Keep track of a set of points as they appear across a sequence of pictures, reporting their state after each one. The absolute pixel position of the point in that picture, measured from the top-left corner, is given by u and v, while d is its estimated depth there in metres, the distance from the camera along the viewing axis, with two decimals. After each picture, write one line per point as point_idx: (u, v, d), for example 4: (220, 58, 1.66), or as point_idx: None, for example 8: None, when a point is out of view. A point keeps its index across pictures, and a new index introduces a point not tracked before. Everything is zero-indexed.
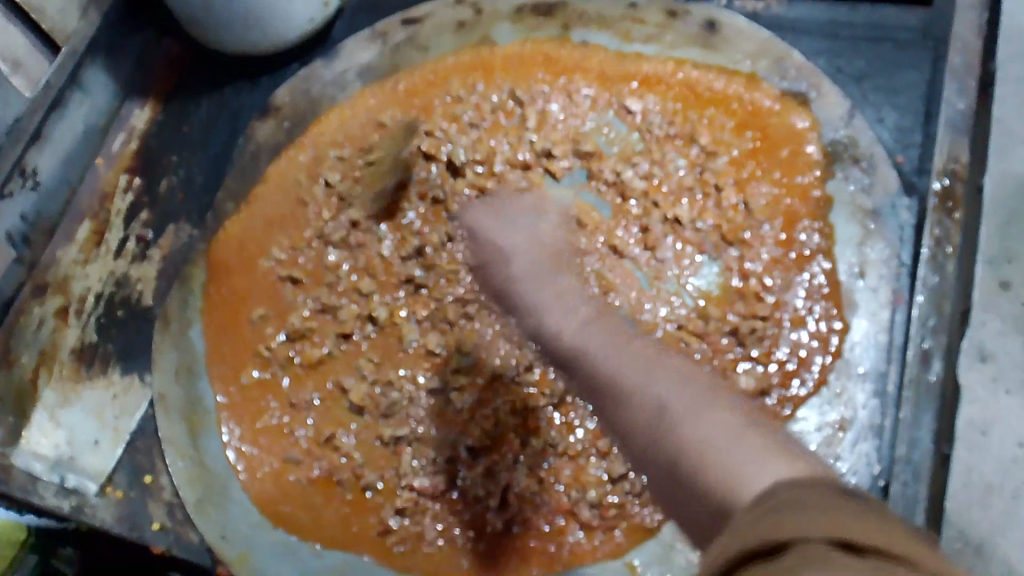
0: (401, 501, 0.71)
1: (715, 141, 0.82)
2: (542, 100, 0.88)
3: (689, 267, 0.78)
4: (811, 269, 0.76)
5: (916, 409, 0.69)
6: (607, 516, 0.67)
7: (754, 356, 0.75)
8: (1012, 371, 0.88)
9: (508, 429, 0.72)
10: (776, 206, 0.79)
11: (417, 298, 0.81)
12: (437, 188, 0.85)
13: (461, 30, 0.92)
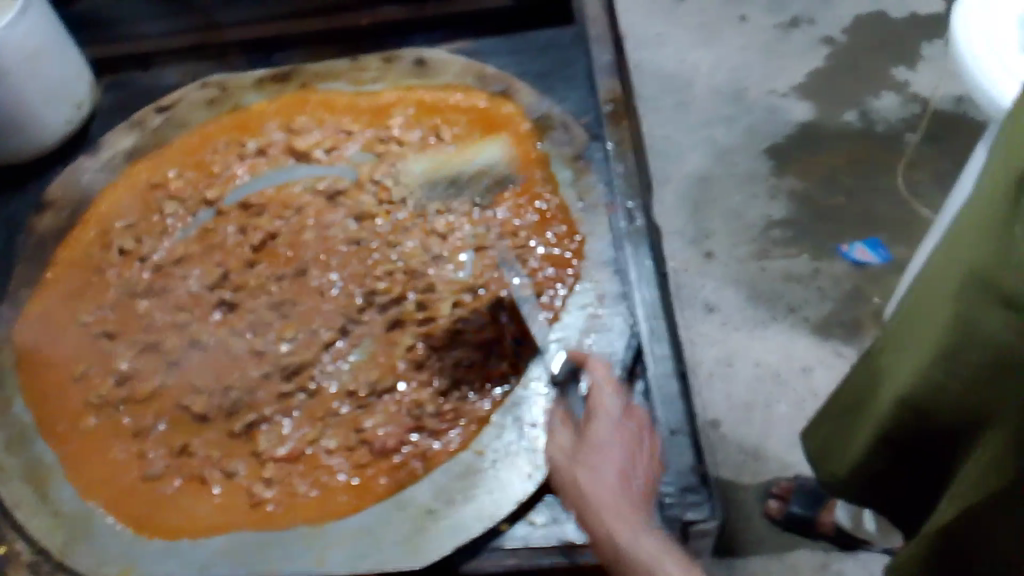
0: (268, 471, 0.78)
1: (452, 138, 1.02)
2: (300, 138, 1.04)
3: (453, 226, 0.94)
4: (549, 201, 0.95)
5: (636, 254, 0.87)
6: (447, 418, 0.80)
7: (525, 274, 0.89)
8: (732, 313, 1.42)
9: (347, 382, 0.84)
10: (510, 165, 0.98)
11: (233, 314, 0.90)
12: (229, 224, 0.97)
13: (213, 103, 1.08)
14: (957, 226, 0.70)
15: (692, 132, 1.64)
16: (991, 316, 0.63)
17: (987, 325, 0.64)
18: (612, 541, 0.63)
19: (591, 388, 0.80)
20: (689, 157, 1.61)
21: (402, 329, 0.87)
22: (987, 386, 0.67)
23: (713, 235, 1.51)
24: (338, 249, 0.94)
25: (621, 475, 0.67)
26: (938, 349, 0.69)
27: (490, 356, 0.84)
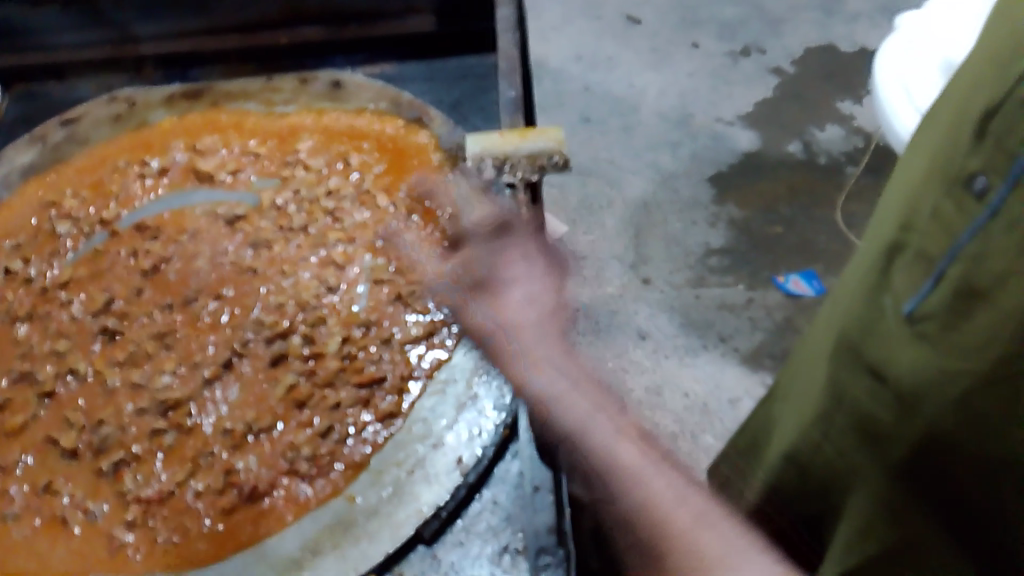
0: (129, 514, 0.75)
1: (359, 163, 1.01)
2: (204, 160, 1.01)
3: (349, 257, 0.92)
4: (450, 237, 0.93)
5: None
6: (320, 463, 0.78)
7: (418, 311, 0.87)
8: (666, 339, 1.44)
9: (222, 420, 0.81)
10: (412, 197, 0.97)
11: (113, 345, 0.87)
12: (121, 249, 0.94)
13: (119, 118, 1.05)
14: (835, 288, 0.71)
15: (648, 148, 1.71)
16: (860, 382, 0.64)
17: (853, 389, 0.65)
18: (530, 386, 0.52)
19: (472, 435, 0.77)
20: (637, 179, 1.67)
21: (285, 366, 0.84)
22: (861, 450, 0.66)
23: (653, 251, 1.56)
24: (228, 277, 0.91)
25: (553, 307, 0.56)
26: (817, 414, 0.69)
27: (373, 398, 0.82)
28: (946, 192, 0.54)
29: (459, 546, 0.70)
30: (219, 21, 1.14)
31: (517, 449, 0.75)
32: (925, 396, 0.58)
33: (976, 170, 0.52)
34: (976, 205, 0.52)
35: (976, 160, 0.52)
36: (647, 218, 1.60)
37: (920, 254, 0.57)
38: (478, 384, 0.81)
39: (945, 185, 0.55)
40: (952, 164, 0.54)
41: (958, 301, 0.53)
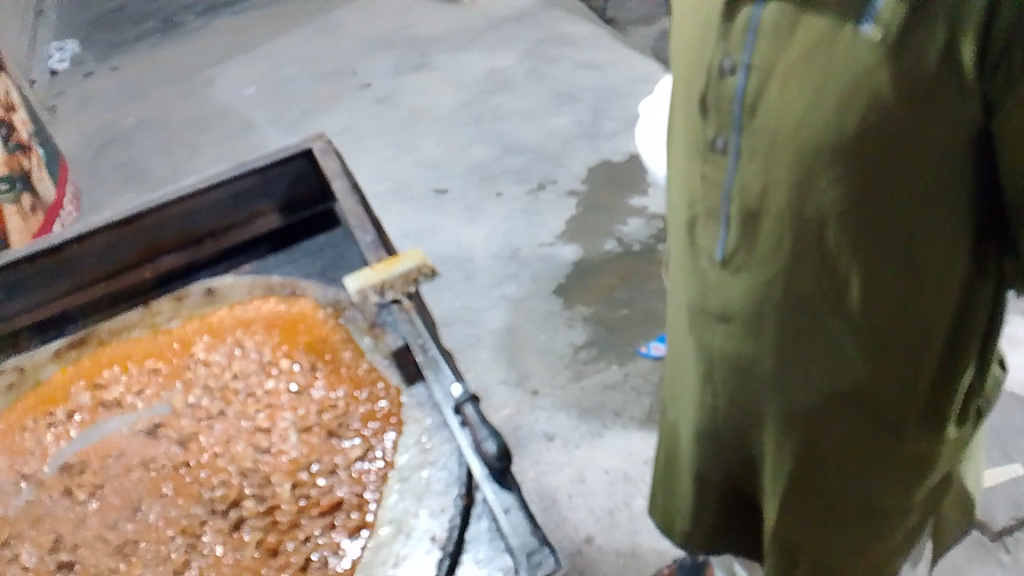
0: None
1: (254, 347, 1.10)
2: (108, 390, 1.08)
3: (273, 418, 1.00)
4: (358, 370, 1.04)
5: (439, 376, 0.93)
6: None
7: (352, 436, 0.97)
8: (569, 432, 1.44)
9: None
10: (312, 354, 1.07)
11: (74, 573, 0.89)
12: (54, 491, 0.97)
13: (13, 387, 1.11)
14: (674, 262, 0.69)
15: (490, 283, 1.77)
16: (714, 344, 0.59)
17: (716, 343, 0.59)
18: None
19: (437, 511, 0.87)
20: (490, 315, 1.69)
21: (246, 527, 0.89)
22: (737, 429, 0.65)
23: (534, 373, 1.57)
24: (167, 473, 0.96)
25: None
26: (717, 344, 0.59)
27: (339, 518, 0.88)
28: (702, 157, 0.51)
29: None
30: (81, 275, 1.22)
31: (479, 512, 0.87)
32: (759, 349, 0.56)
33: (712, 131, 0.49)
34: (746, 120, 0.46)
35: (707, 123, 0.49)
36: (511, 344, 1.62)
37: (706, 214, 0.52)
38: (427, 471, 0.91)
39: (698, 153, 0.52)
40: (696, 134, 0.52)
41: (750, 242, 0.50)
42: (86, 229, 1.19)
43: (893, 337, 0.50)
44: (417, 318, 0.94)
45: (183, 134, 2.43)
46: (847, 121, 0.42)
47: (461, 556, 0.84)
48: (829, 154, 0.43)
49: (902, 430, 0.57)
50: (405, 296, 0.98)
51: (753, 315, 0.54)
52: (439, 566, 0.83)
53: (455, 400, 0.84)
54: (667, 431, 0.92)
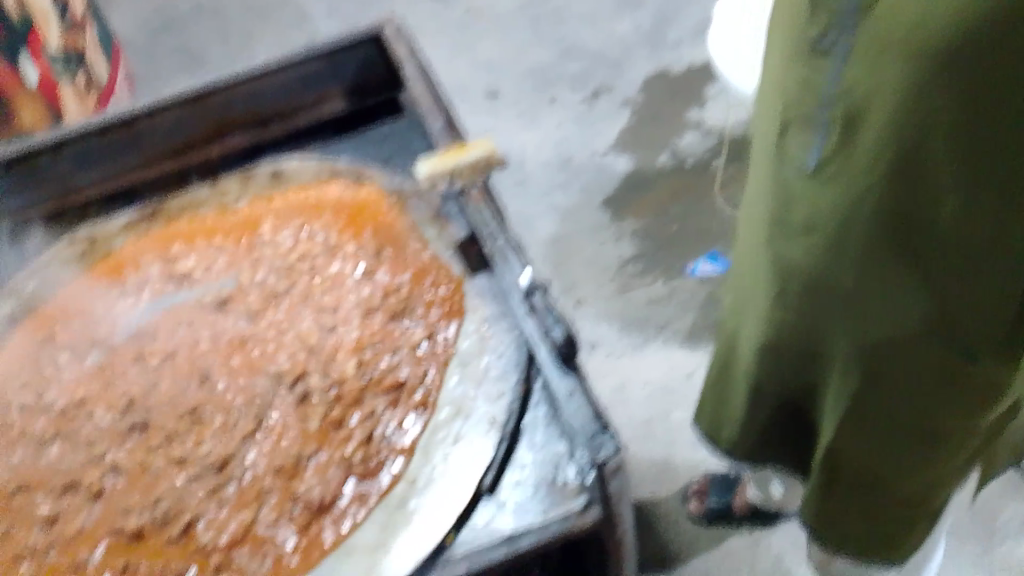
0: (215, 559, 0.81)
1: (322, 231, 1.12)
2: (177, 264, 1.10)
3: (337, 299, 1.04)
4: (421, 260, 1.05)
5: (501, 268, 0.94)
6: (374, 461, 0.87)
7: (415, 322, 0.99)
8: None
9: (269, 460, 0.88)
10: (376, 241, 1.09)
11: (146, 433, 0.92)
12: (127, 356, 1.00)
13: (83, 254, 1.12)
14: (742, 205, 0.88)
15: None
16: (795, 249, 0.76)
17: (794, 259, 0.77)
18: None
19: (495, 397, 0.90)
20: None
21: (311, 399, 0.93)
22: (802, 335, 0.83)
23: None
24: (236, 346, 1.00)
25: None
26: (801, 252, 0.75)
27: (401, 397, 0.92)
28: (804, 62, 0.67)
29: (518, 485, 0.83)
30: (152, 149, 1.25)
31: (536, 400, 0.89)
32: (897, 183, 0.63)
33: (818, 33, 0.64)
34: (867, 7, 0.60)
35: (813, 25, 0.64)
36: None
37: (805, 120, 0.69)
38: (486, 358, 0.93)
39: (800, 61, 0.67)
40: (802, 42, 0.66)
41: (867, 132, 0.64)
42: (158, 102, 1.21)
43: (982, 243, 0.62)
44: (487, 208, 0.95)
45: (239, 23, 2.40)
46: (971, 21, 0.55)
47: (517, 440, 0.86)
48: (935, 65, 0.57)
49: (981, 324, 0.67)
50: (475, 185, 0.98)
51: (856, 182, 0.66)
52: (497, 446, 0.86)
53: (521, 289, 0.85)
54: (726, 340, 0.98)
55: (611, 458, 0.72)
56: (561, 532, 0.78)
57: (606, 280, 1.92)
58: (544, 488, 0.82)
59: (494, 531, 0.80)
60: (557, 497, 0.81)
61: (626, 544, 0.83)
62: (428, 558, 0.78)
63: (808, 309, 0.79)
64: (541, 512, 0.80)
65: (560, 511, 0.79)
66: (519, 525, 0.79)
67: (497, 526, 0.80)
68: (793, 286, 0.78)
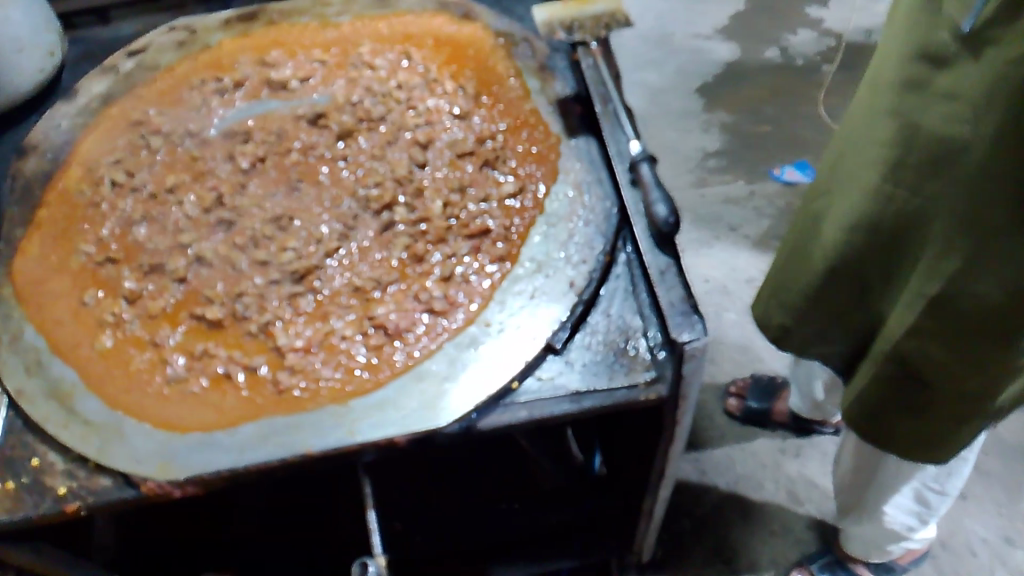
0: (288, 361, 0.84)
1: (420, 58, 1.08)
2: (273, 68, 1.08)
3: (431, 133, 1.00)
4: (522, 109, 1.01)
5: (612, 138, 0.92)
6: (450, 299, 0.87)
7: (506, 172, 0.97)
8: None
9: (346, 280, 0.90)
10: (475, 82, 1.05)
11: (232, 231, 0.95)
12: (218, 154, 1.01)
13: (183, 44, 1.12)
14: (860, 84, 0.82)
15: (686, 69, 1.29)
16: (928, 119, 0.70)
17: (926, 130, 0.71)
18: None
19: (579, 261, 0.88)
20: None
21: (395, 229, 0.93)
22: (903, 220, 0.77)
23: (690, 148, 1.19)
24: (324, 163, 0.99)
25: None
26: (939, 121, 0.69)
27: (484, 244, 0.91)
28: None
29: (588, 350, 0.83)
30: None
31: (619, 272, 0.88)
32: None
33: None
34: None
35: None
36: None
37: None
38: (576, 221, 0.91)
39: None
40: None
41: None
42: None
43: None
44: (603, 64, 0.91)
45: None
46: None
47: (594, 305, 0.86)
48: None
49: None
50: (594, 39, 0.92)
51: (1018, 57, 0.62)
52: (572, 308, 0.85)
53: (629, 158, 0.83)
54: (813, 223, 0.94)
55: (696, 341, 0.71)
56: (626, 402, 0.79)
57: (684, 172, 1.88)
58: (615, 357, 0.82)
59: (558, 388, 0.80)
60: (628, 366, 0.81)
61: (683, 422, 0.84)
62: (492, 401, 0.79)
63: (924, 192, 0.74)
64: (608, 379, 0.80)
65: (626, 382, 0.80)
66: (585, 387, 0.80)
67: (562, 384, 0.81)
68: (911, 171, 0.74)
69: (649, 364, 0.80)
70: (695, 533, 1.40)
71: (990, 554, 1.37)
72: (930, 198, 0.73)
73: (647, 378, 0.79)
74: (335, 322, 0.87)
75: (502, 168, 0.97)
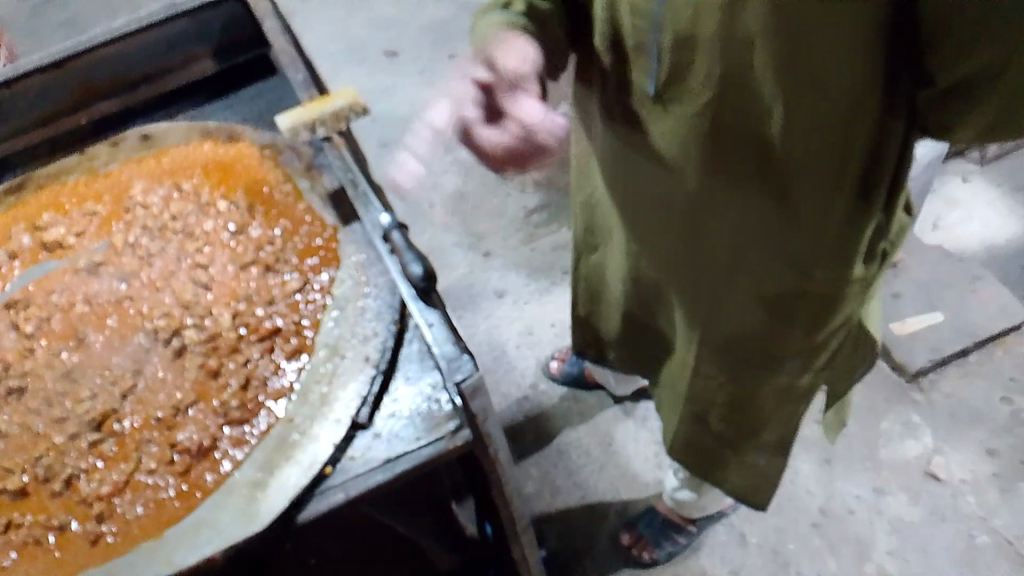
0: (96, 511, 0.83)
1: (192, 186, 1.11)
2: (46, 229, 1.09)
3: (211, 254, 1.03)
4: (294, 208, 1.05)
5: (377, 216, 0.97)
6: (250, 406, 0.88)
7: (289, 270, 1.00)
8: None
9: (145, 414, 0.90)
10: (247, 194, 1.08)
11: (26, 396, 0.94)
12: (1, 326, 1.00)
13: None
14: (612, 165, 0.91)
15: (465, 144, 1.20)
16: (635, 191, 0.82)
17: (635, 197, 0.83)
18: None
19: (370, 334, 0.91)
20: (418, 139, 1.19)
21: (189, 351, 0.94)
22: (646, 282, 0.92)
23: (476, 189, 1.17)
24: (109, 306, 0.99)
25: None
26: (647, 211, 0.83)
27: (277, 343, 0.93)
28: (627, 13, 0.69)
29: (393, 415, 0.84)
30: (16, 123, 1.21)
31: (410, 336, 0.90)
32: (753, 70, 0.63)
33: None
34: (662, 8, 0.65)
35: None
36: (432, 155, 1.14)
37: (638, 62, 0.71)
38: (361, 297, 0.94)
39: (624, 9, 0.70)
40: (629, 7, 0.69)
41: (688, 49, 0.65)
42: (15, 71, 1.17)
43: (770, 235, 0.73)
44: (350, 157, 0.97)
45: None
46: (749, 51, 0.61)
47: (392, 372, 0.88)
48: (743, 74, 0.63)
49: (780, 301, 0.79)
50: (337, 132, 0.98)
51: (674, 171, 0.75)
52: (370, 381, 0.87)
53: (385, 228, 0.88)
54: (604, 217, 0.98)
55: (469, 379, 0.76)
56: (434, 457, 0.81)
57: (512, 231, 1.96)
58: (417, 416, 0.84)
59: (368, 462, 0.81)
60: (431, 422, 0.83)
61: (501, 459, 0.86)
62: (305, 493, 0.79)
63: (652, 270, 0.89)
64: (413, 439, 0.82)
65: (430, 437, 0.82)
66: (394, 453, 0.81)
67: (372, 457, 0.82)
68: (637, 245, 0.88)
69: (449, 414, 0.83)
70: (591, 551, 1.45)
71: (867, 508, 1.43)
72: (670, 217, 0.80)
73: (450, 428, 0.82)
74: (138, 458, 0.87)
75: (284, 269, 1.00)
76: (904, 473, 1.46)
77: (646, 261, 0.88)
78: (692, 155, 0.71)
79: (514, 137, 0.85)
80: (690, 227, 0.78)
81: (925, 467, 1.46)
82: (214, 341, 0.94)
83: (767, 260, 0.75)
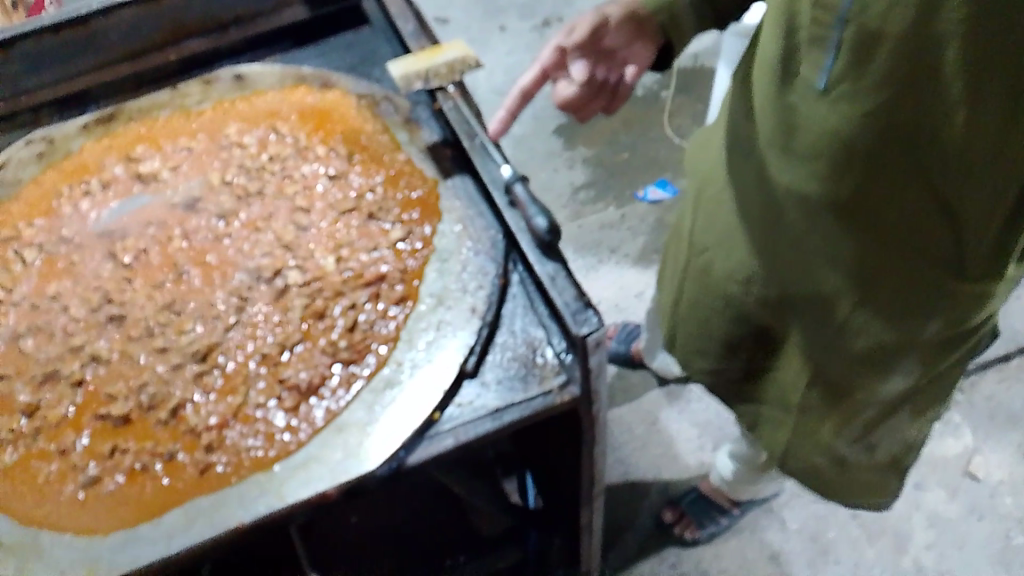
0: (204, 442, 0.84)
1: (288, 130, 1.11)
2: (139, 163, 1.09)
3: (310, 199, 1.03)
4: (393, 159, 1.05)
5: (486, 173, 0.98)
6: (358, 349, 0.89)
7: (390, 220, 1.00)
8: None
9: (249, 350, 0.91)
10: (344, 143, 1.09)
11: (125, 326, 0.94)
12: (97, 255, 1.00)
13: (43, 156, 1.10)
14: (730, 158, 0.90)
15: None
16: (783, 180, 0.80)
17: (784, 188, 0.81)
18: None
19: (475, 287, 0.91)
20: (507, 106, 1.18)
21: (291, 293, 0.95)
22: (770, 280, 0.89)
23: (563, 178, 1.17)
24: (208, 243, 1.00)
25: None
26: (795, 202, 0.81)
27: (382, 290, 0.94)
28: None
29: (501, 366, 0.85)
30: (105, 53, 1.20)
31: (515, 292, 0.91)
32: (944, 53, 0.64)
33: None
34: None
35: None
36: None
37: (813, 44, 0.71)
38: (465, 251, 0.95)
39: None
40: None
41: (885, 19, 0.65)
42: (113, 0, 1.16)
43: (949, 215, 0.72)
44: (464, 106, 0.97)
45: None
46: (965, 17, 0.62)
47: (498, 326, 0.88)
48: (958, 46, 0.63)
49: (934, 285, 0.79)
50: (450, 83, 0.99)
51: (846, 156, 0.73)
52: (476, 333, 0.87)
53: (504, 182, 0.89)
54: (703, 217, 0.98)
55: (595, 332, 0.76)
56: (545, 409, 0.81)
57: (559, 207, 1.97)
58: (526, 369, 0.84)
59: (478, 409, 0.82)
60: (540, 376, 0.83)
61: (601, 419, 0.87)
62: (415, 435, 0.79)
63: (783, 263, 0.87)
64: (522, 390, 0.82)
65: (540, 390, 0.82)
66: (504, 403, 0.82)
67: (481, 404, 0.82)
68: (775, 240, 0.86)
69: (558, 369, 0.83)
70: (634, 525, 1.48)
71: (907, 501, 1.46)
72: (826, 204, 0.78)
73: (560, 382, 0.82)
74: (244, 393, 0.87)
75: (385, 218, 1.01)
76: (943, 470, 1.49)
77: (779, 254, 0.87)
78: (876, 131, 0.70)
79: (597, 79, 0.83)
80: (852, 212, 0.77)
81: (964, 466, 1.49)
82: (316, 284, 0.95)
83: (935, 238, 0.75)
